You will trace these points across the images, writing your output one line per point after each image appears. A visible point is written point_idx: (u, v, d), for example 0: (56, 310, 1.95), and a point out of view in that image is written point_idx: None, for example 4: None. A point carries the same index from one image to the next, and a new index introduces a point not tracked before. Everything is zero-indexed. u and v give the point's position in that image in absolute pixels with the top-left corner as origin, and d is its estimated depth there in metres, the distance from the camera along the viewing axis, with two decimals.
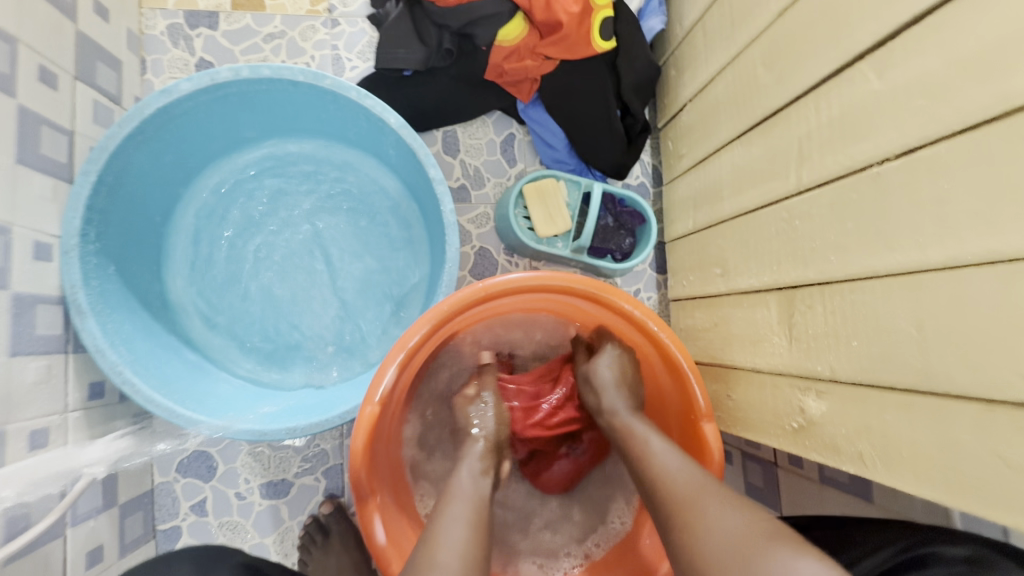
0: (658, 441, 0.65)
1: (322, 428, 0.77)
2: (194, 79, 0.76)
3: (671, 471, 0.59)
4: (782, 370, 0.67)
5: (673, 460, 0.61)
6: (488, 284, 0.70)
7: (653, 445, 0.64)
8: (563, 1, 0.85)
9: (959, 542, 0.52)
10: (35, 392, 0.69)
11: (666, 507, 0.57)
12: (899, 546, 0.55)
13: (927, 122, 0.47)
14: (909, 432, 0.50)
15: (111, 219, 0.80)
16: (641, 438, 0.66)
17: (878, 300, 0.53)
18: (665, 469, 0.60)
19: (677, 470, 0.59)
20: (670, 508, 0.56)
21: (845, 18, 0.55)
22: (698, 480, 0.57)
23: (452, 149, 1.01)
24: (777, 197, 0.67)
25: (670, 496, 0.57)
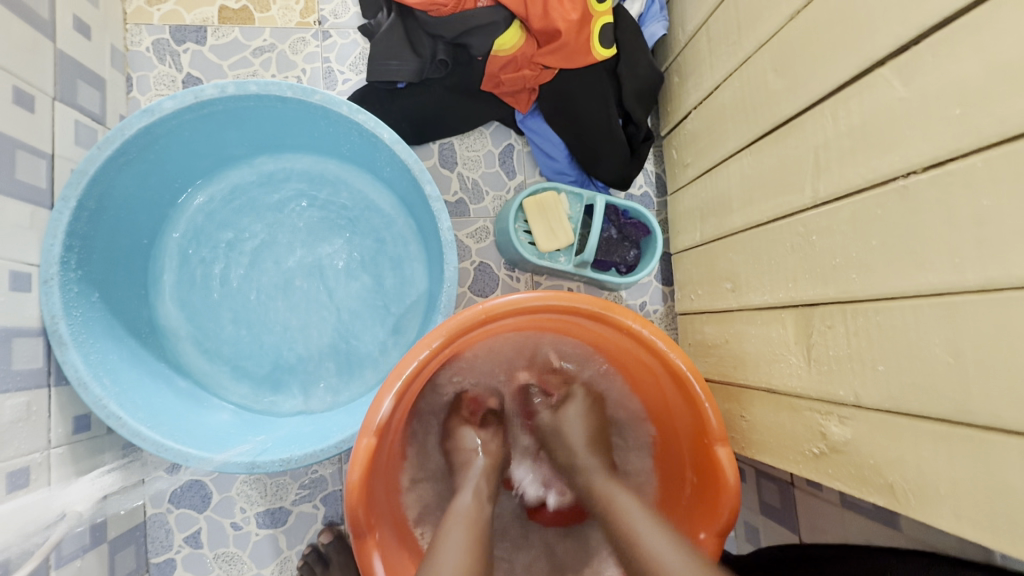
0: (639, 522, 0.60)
1: (317, 459, 0.74)
2: (178, 96, 0.73)
3: (658, 553, 0.56)
4: (801, 392, 0.63)
5: (658, 538, 0.57)
6: (489, 305, 0.67)
7: (639, 522, 0.59)
8: (561, 9, 0.82)
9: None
10: (13, 431, 0.65)
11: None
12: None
13: (959, 133, 0.44)
14: (944, 466, 0.47)
15: (93, 244, 0.77)
16: (622, 504, 0.63)
17: (907, 322, 0.49)
18: (651, 547, 0.56)
19: (668, 551, 0.56)
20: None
21: (864, 22, 0.52)
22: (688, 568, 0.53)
23: (450, 162, 0.97)
24: (792, 209, 0.64)
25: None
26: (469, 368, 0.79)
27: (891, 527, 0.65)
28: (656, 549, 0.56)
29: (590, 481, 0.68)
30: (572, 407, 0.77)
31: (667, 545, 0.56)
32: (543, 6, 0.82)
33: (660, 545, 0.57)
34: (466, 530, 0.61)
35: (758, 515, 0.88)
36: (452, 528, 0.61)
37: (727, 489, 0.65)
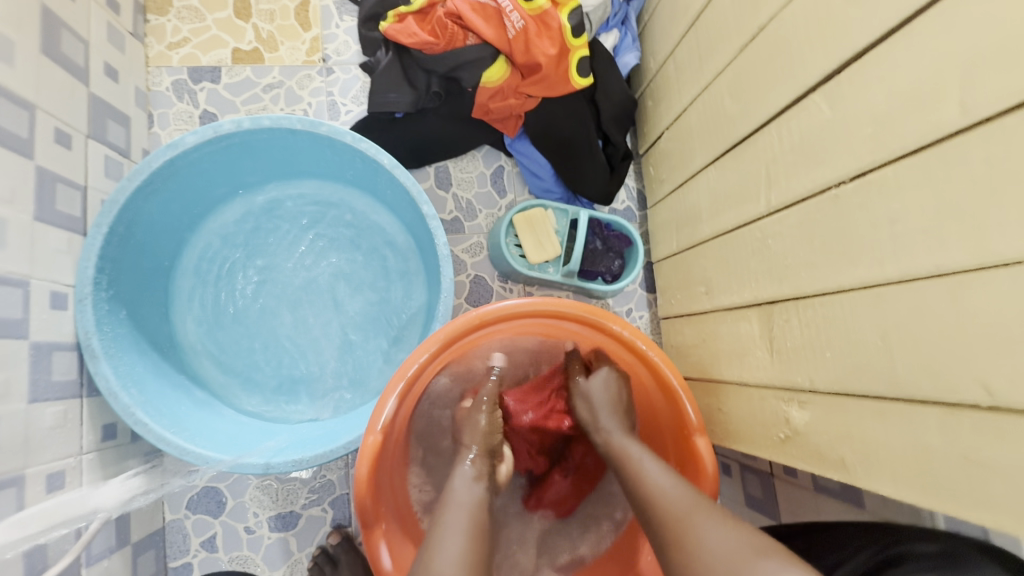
0: (652, 463, 0.66)
1: (326, 459, 0.80)
2: (199, 132, 0.81)
3: (664, 494, 0.61)
4: (767, 382, 0.69)
5: (666, 480, 0.63)
6: (483, 311, 0.74)
7: (648, 469, 0.65)
8: (541, 45, 0.90)
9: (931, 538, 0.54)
10: (51, 436, 0.71)
11: (659, 528, 0.59)
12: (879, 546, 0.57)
13: (875, 148, 0.51)
14: (883, 440, 0.53)
15: (122, 266, 0.84)
16: (636, 459, 0.68)
17: (846, 312, 0.56)
18: (657, 488, 0.62)
19: (669, 488, 0.62)
20: (664, 527, 0.58)
21: (799, 54, 0.60)
22: (690, 499, 0.59)
23: (445, 183, 1.05)
24: (751, 217, 0.71)
25: (663, 519, 0.58)
26: (464, 371, 0.84)
27: (856, 505, 0.71)
28: (660, 491, 0.62)
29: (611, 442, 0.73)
30: (601, 373, 0.78)
31: (671, 485, 0.62)
32: (525, 41, 0.90)
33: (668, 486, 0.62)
34: (467, 513, 0.63)
35: (744, 507, 0.93)
36: (452, 512, 0.63)
37: (706, 474, 0.71)
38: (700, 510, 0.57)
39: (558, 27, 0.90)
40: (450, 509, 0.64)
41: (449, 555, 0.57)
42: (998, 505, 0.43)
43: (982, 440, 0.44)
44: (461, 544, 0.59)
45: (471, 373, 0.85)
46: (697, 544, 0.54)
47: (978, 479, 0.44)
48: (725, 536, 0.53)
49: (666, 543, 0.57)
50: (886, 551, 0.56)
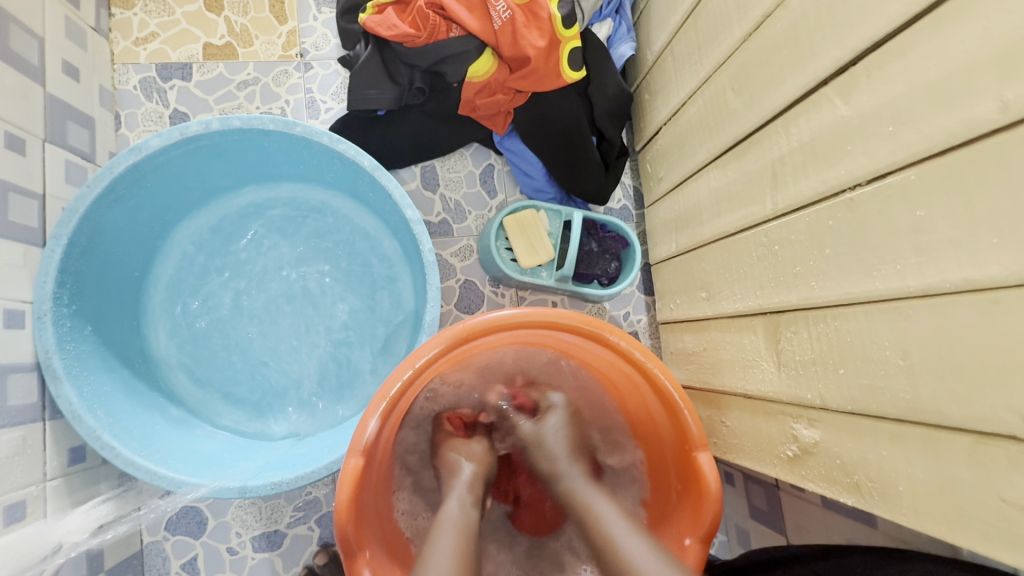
0: (619, 522, 0.63)
1: (308, 480, 0.75)
2: (164, 134, 0.76)
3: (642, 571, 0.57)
4: (773, 397, 0.65)
5: (636, 543, 0.60)
6: (470, 324, 0.69)
7: (614, 526, 0.62)
8: (529, 36, 0.84)
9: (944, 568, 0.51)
10: (10, 465, 0.67)
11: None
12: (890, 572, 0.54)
13: (896, 148, 0.46)
14: (903, 467, 0.48)
15: (85, 279, 0.79)
16: (599, 515, 0.65)
17: (861, 327, 0.52)
18: (628, 558, 0.59)
19: (639, 553, 0.59)
20: None
21: (809, 44, 0.55)
22: None
23: (432, 184, 1.00)
24: (756, 221, 0.66)
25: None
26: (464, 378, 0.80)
27: (869, 524, 0.67)
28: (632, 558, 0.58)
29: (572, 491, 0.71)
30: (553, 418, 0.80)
31: (647, 554, 0.58)
32: (512, 33, 0.84)
33: (636, 551, 0.59)
34: (456, 534, 0.62)
35: (748, 519, 0.89)
36: (442, 533, 0.62)
37: (709, 494, 0.67)
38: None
39: (547, 17, 0.84)
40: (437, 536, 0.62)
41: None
42: None
43: (1019, 476, 0.39)
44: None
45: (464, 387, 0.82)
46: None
47: (1013, 518, 0.40)
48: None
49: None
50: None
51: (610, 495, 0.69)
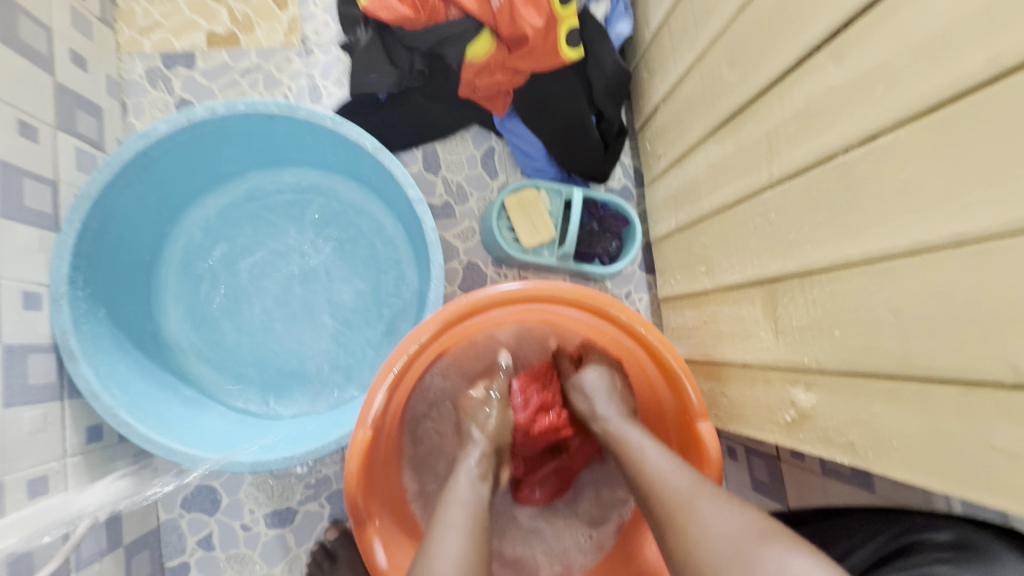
0: (651, 449, 0.63)
1: (319, 455, 0.77)
2: (171, 119, 0.77)
3: (662, 475, 0.58)
4: (771, 364, 0.66)
5: (669, 464, 0.60)
6: (473, 299, 0.70)
7: (647, 452, 0.63)
8: (528, 16, 0.84)
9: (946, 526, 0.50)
10: (32, 441, 0.69)
11: (656, 504, 0.56)
12: (893, 533, 0.54)
13: (887, 110, 0.47)
14: (897, 422, 0.50)
15: (97, 263, 0.81)
16: (634, 443, 0.65)
17: (854, 289, 0.53)
18: (656, 473, 0.59)
19: (670, 472, 0.58)
20: (663, 512, 0.55)
21: (802, 11, 0.55)
22: (692, 482, 0.56)
23: (434, 166, 1.01)
24: (752, 192, 0.67)
25: (662, 501, 0.56)
26: (477, 345, 0.81)
27: (866, 489, 0.68)
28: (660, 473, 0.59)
29: (608, 427, 0.70)
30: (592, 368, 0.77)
31: (674, 465, 0.60)
32: (510, 13, 0.85)
33: (671, 472, 0.59)
34: (467, 513, 0.61)
35: (749, 490, 0.91)
36: (451, 511, 0.62)
37: (710, 462, 0.68)
38: (699, 492, 0.55)
39: None
40: (458, 481, 0.66)
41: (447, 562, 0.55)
42: (1019, 489, 0.40)
43: (1005, 422, 0.40)
44: (462, 520, 0.60)
45: (482, 348, 0.82)
46: (692, 526, 0.52)
47: (1000, 463, 0.41)
48: (736, 512, 0.51)
49: (665, 525, 0.54)
50: (902, 538, 0.52)
51: (642, 424, 0.69)
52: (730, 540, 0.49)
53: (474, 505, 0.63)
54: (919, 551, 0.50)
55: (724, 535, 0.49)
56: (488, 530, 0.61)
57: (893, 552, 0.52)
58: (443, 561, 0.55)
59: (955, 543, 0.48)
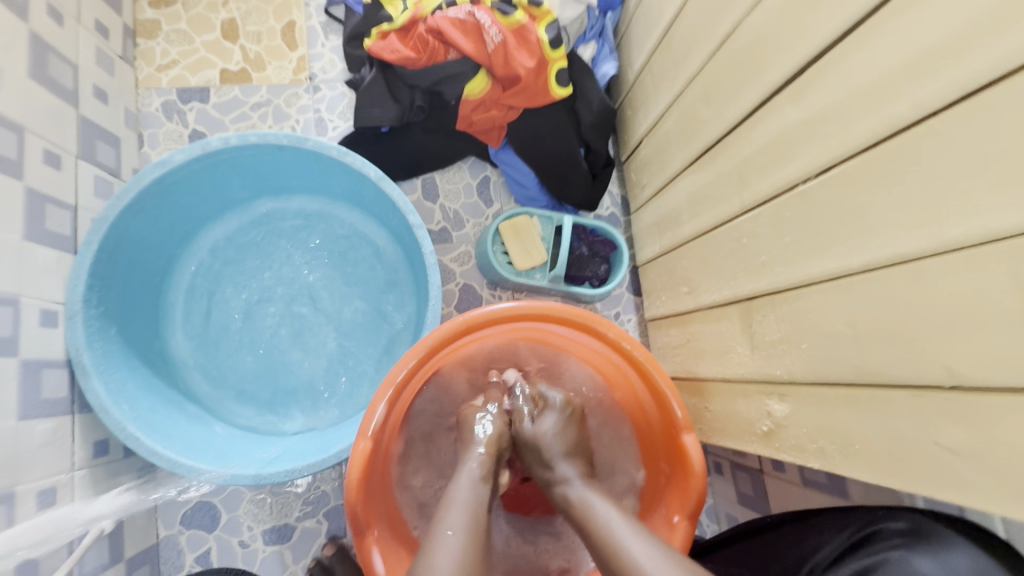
0: (620, 524, 0.58)
1: (318, 468, 0.80)
2: (187, 149, 0.83)
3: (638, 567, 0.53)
4: (749, 377, 0.71)
5: (639, 544, 0.55)
6: (469, 316, 0.75)
7: (616, 528, 0.58)
8: (520, 57, 0.91)
9: (898, 515, 0.54)
10: (42, 453, 0.72)
11: None
12: (855, 526, 0.57)
13: (836, 145, 0.53)
14: (859, 427, 0.54)
15: (111, 284, 0.85)
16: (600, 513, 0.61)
17: (817, 305, 0.58)
18: (631, 556, 0.54)
19: (645, 560, 0.53)
20: None
21: (764, 59, 0.62)
22: (669, 573, 0.51)
23: (433, 195, 1.08)
24: (727, 218, 0.73)
25: None
26: (462, 377, 0.85)
27: (843, 497, 0.71)
28: (635, 558, 0.54)
29: (568, 492, 0.67)
30: (551, 418, 0.76)
31: (645, 549, 0.54)
32: (504, 55, 0.91)
33: (640, 553, 0.54)
34: (467, 512, 0.62)
35: (736, 505, 0.93)
36: (452, 510, 0.63)
37: (696, 474, 0.72)
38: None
39: (536, 40, 0.92)
40: (456, 483, 0.67)
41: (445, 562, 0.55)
42: (961, 483, 0.44)
43: (946, 421, 0.45)
44: (463, 518, 0.61)
45: (465, 381, 0.85)
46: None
47: (947, 460, 0.45)
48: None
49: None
50: (861, 531, 0.56)
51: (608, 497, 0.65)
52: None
53: (474, 501, 0.64)
54: (878, 539, 0.54)
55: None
56: (484, 522, 0.62)
57: (857, 544, 0.55)
58: (443, 557, 0.55)
59: (909, 531, 0.52)
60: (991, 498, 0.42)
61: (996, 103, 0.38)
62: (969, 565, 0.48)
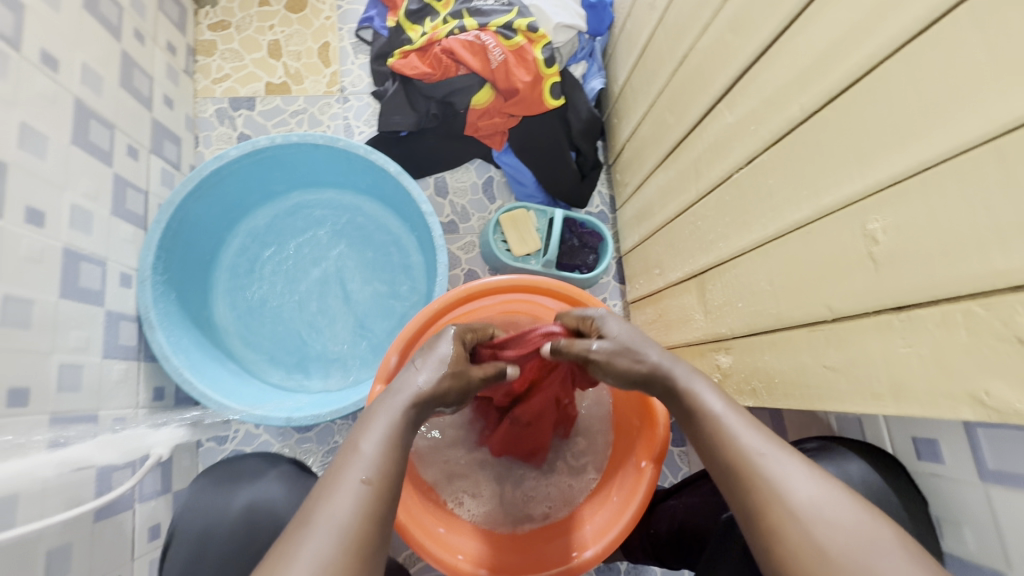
0: (731, 415, 0.55)
1: (339, 414, 0.94)
2: (240, 146, 1.00)
3: (754, 454, 0.52)
4: (704, 339, 0.84)
5: (757, 439, 0.53)
6: (469, 286, 0.89)
7: (730, 420, 0.55)
8: (518, 73, 1.08)
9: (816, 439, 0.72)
10: (118, 388, 0.88)
11: (741, 491, 0.51)
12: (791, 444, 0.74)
13: (755, 141, 0.67)
14: (777, 365, 0.67)
15: (173, 257, 1.01)
16: (700, 399, 0.58)
17: (746, 271, 0.72)
18: (748, 450, 0.52)
19: (763, 451, 0.52)
20: (756, 495, 0.50)
21: (709, 75, 0.77)
22: (797, 467, 0.50)
23: (443, 192, 1.23)
24: (687, 205, 0.87)
25: (756, 484, 0.50)
26: None
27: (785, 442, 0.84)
28: (753, 451, 0.52)
29: (668, 373, 0.61)
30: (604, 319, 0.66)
31: (766, 444, 0.52)
32: (505, 71, 1.08)
33: (758, 447, 0.52)
34: (381, 446, 0.55)
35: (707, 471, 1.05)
36: (369, 442, 0.55)
37: (659, 429, 0.81)
38: (778, 456, 0.51)
39: (533, 59, 1.08)
40: (375, 416, 0.58)
41: (343, 510, 0.49)
42: (839, 394, 0.57)
43: (830, 347, 0.58)
44: (377, 455, 0.54)
45: None
46: (786, 502, 0.48)
47: (831, 378, 0.58)
48: (812, 481, 0.49)
49: (751, 503, 0.50)
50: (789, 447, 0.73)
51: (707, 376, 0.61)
52: (842, 548, 0.45)
53: (395, 438, 0.56)
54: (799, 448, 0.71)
55: (810, 499, 0.48)
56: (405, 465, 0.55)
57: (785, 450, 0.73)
58: (335, 505, 0.49)
59: (819, 446, 0.70)
60: (860, 402, 0.55)
61: (846, 105, 0.53)
62: (860, 473, 0.64)
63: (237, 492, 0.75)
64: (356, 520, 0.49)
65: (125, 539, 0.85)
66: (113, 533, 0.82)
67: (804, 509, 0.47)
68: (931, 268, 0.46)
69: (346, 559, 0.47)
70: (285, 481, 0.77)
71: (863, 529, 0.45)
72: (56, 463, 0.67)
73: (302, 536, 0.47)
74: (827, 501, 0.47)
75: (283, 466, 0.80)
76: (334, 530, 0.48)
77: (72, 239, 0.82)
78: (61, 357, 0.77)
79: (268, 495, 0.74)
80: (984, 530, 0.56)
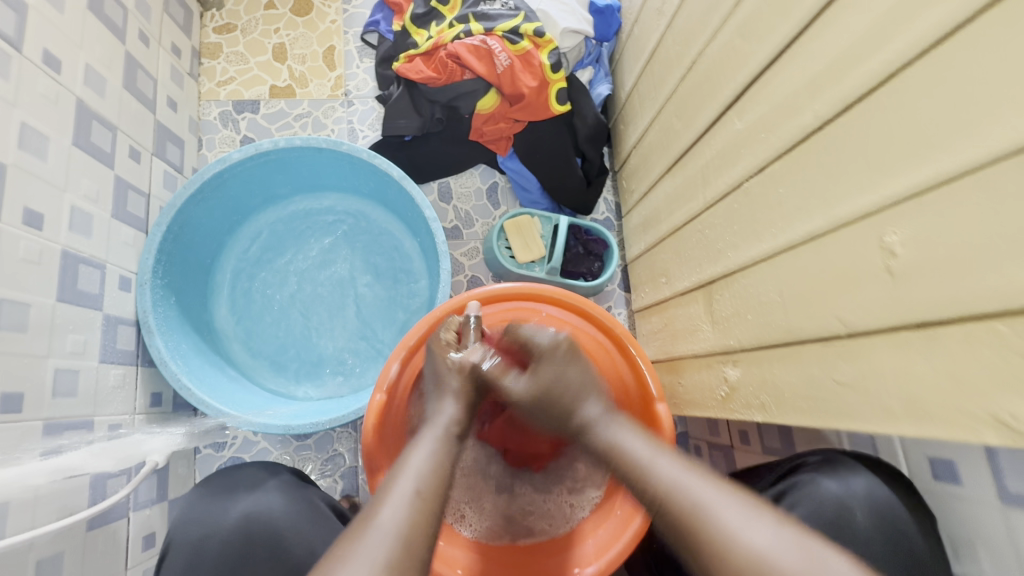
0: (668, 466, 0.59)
1: (339, 422, 0.93)
2: (243, 149, 0.99)
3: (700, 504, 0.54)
4: (711, 351, 0.82)
5: (700, 486, 0.56)
6: (473, 293, 0.88)
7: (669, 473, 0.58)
8: (524, 78, 1.07)
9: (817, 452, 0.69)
10: (114, 393, 0.86)
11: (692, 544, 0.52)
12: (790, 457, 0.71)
13: (767, 149, 0.66)
14: (787, 380, 0.65)
15: (174, 261, 1.00)
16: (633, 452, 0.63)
17: (756, 282, 0.70)
18: (693, 500, 0.54)
19: (708, 500, 0.54)
20: (707, 547, 0.51)
21: (719, 82, 0.75)
22: (742, 512, 0.52)
23: (447, 197, 1.22)
24: (695, 214, 0.85)
25: (706, 538, 0.51)
26: None
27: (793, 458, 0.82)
28: (700, 501, 0.54)
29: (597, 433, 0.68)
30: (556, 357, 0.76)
31: (711, 493, 0.55)
32: (511, 76, 1.07)
33: (704, 496, 0.54)
34: (427, 462, 0.60)
35: None
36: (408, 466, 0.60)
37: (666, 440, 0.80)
38: (723, 501, 0.53)
39: (539, 64, 1.07)
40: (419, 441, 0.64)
41: (391, 521, 0.52)
42: (853, 411, 0.55)
43: (844, 362, 0.56)
44: (423, 470, 0.59)
45: None
46: (734, 548, 0.49)
47: (844, 394, 0.56)
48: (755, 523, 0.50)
49: (705, 557, 0.51)
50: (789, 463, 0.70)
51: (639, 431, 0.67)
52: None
53: (439, 453, 0.62)
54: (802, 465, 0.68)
55: (759, 542, 0.49)
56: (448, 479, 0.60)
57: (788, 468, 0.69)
58: (388, 514, 0.53)
59: (823, 461, 0.67)
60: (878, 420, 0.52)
61: (863, 112, 0.51)
62: (863, 487, 0.63)
63: (233, 503, 0.73)
64: (402, 526, 0.52)
65: (119, 548, 0.83)
66: (106, 541, 0.81)
67: (754, 552, 0.49)
68: (953, 283, 0.44)
69: (400, 562, 0.49)
70: (283, 491, 0.76)
71: (792, 543, 0.49)
72: (48, 470, 0.65)
73: (353, 548, 0.50)
74: (776, 543, 0.49)
75: (283, 477, 0.78)
76: (389, 539, 0.51)
77: (71, 242, 0.81)
78: (57, 361, 0.76)
79: (264, 508, 0.72)
80: (1002, 556, 0.53)
